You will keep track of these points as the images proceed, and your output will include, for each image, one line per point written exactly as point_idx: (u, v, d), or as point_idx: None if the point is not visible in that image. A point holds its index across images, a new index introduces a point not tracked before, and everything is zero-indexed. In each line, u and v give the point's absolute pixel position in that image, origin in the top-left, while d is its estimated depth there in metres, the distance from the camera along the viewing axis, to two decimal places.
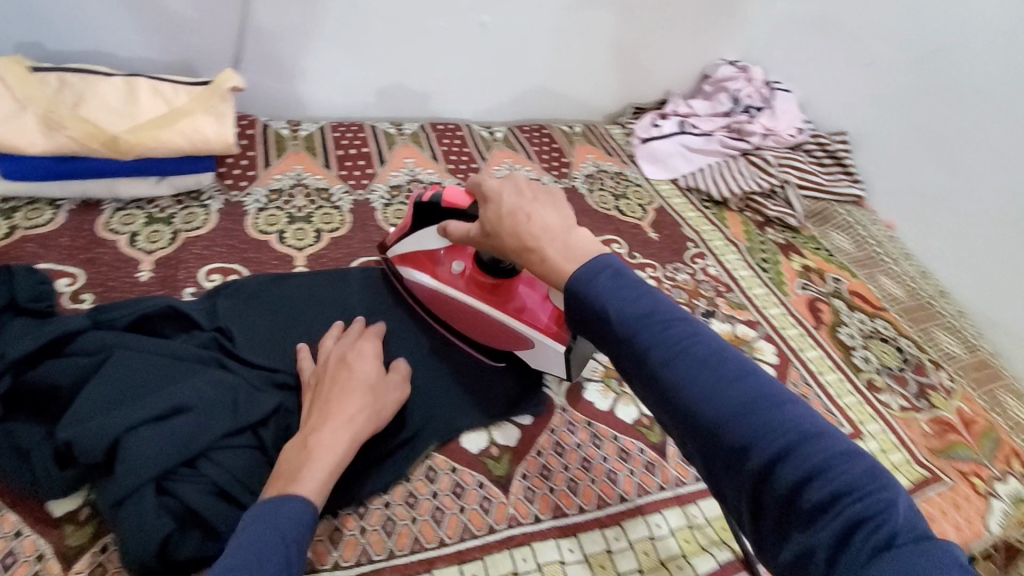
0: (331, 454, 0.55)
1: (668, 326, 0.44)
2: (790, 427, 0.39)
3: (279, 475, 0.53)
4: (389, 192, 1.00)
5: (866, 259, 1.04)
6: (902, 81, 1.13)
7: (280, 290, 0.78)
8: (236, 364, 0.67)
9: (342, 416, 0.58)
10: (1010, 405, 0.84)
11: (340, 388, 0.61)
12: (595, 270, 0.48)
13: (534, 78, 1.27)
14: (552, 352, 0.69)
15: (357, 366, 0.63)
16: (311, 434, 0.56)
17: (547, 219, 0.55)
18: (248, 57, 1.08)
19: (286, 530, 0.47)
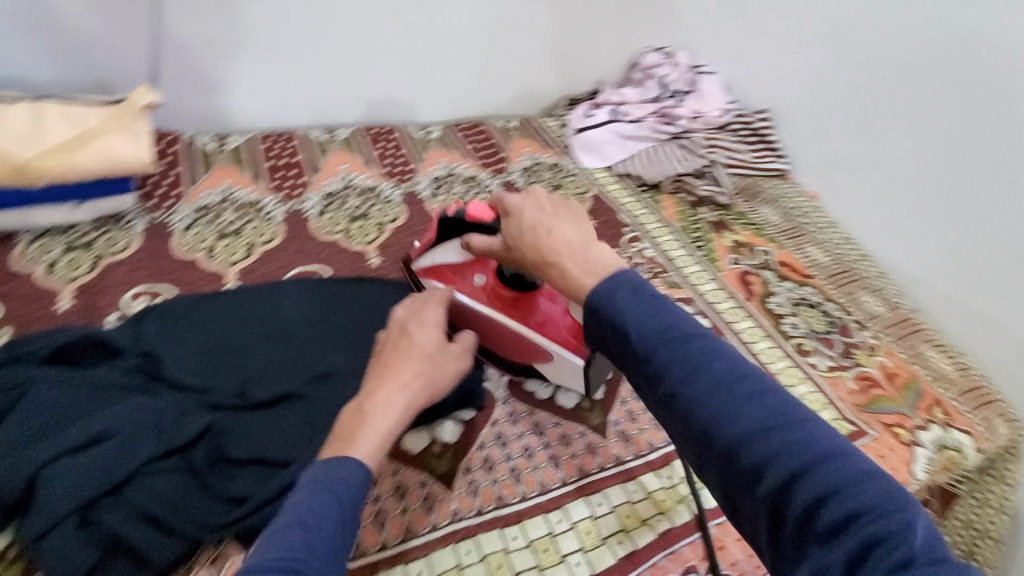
0: (383, 422, 0.55)
1: (687, 343, 0.45)
2: (809, 447, 0.39)
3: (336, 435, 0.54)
4: (323, 199, 0.99)
5: (793, 229, 1.09)
6: (814, 56, 1.17)
7: (210, 308, 0.76)
8: (165, 389, 0.67)
9: (396, 385, 0.58)
10: (931, 357, 0.89)
11: (400, 355, 0.61)
12: (616, 286, 0.49)
13: (467, 77, 1.27)
14: (570, 366, 0.68)
15: (421, 334, 0.63)
16: (366, 399, 0.57)
17: (567, 234, 0.56)
18: (167, 73, 1.05)
19: (340, 493, 0.47)
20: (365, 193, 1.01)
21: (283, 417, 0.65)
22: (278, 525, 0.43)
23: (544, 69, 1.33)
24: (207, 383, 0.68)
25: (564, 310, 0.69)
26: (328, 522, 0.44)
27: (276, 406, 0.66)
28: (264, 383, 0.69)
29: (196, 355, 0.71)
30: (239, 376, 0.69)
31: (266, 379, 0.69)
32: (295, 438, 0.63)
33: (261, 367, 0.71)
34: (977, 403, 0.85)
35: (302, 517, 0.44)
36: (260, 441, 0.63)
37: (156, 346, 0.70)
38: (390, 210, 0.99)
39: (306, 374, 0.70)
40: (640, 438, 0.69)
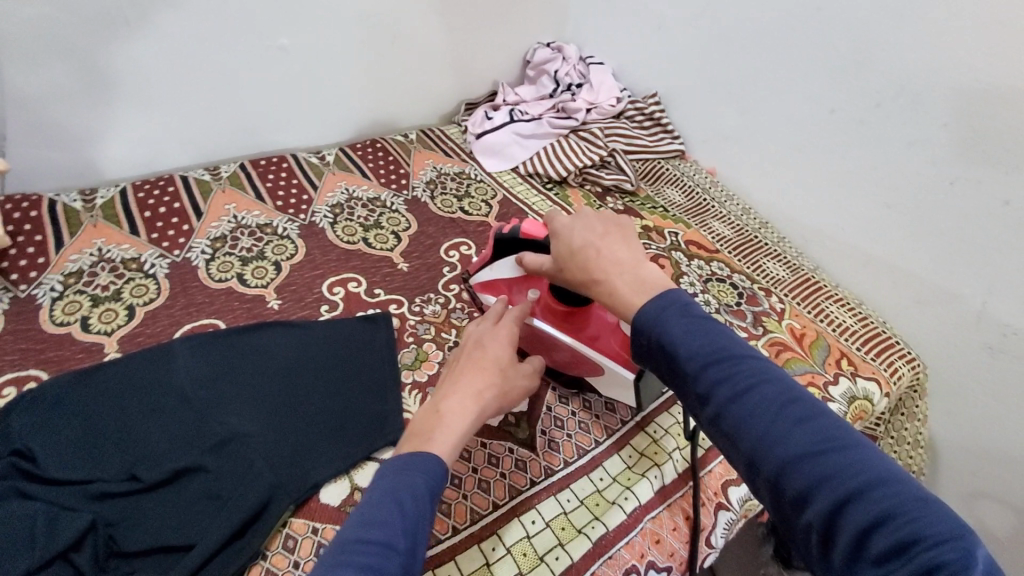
0: (456, 426, 0.57)
1: (737, 363, 0.48)
2: (859, 471, 0.40)
3: (410, 435, 0.56)
4: (211, 244, 0.92)
5: (696, 207, 1.12)
6: (693, 35, 1.20)
7: (87, 387, 0.69)
8: (37, 488, 0.60)
9: (470, 391, 0.60)
10: (831, 310, 0.94)
11: (472, 362, 0.63)
12: (665, 310, 0.52)
13: (356, 95, 1.23)
14: (621, 378, 0.68)
15: (494, 343, 0.65)
16: (443, 400, 0.59)
17: (617, 254, 0.59)
18: (12, 132, 0.94)
19: (416, 487, 0.49)
20: (257, 232, 0.95)
21: (184, 494, 0.60)
22: (359, 515, 0.47)
23: (436, 77, 1.30)
24: (89, 471, 0.61)
25: (615, 323, 0.68)
26: (404, 517, 0.47)
27: (173, 484, 0.61)
28: (156, 459, 0.63)
29: (71, 442, 0.63)
30: (127, 457, 0.63)
31: (158, 455, 0.63)
32: (199, 515, 0.59)
33: (152, 441, 0.64)
34: (880, 351, 0.89)
35: (381, 510, 0.47)
36: (159, 525, 0.58)
37: (20, 440, 0.63)
38: (287, 245, 0.93)
39: (204, 441, 0.64)
40: (568, 445, 0.69)
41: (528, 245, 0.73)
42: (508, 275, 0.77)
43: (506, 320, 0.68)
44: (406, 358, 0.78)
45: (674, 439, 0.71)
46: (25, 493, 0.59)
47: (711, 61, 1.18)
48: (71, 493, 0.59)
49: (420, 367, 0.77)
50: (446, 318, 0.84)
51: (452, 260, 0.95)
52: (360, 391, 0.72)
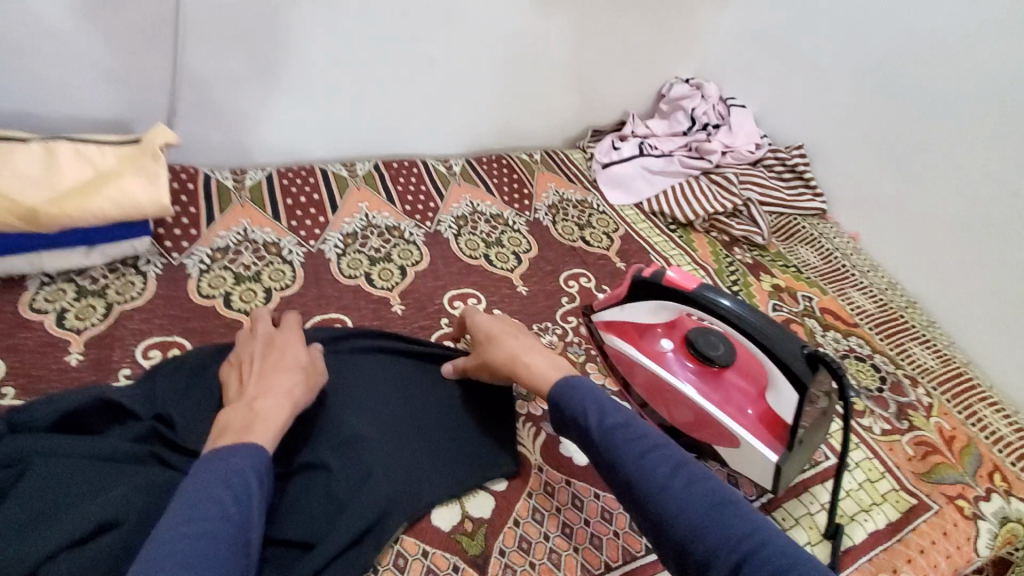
0: (274, 418, 0.58)
1: (642, 438, 0.54)
2: (747, 535, 0.46)
3: (221, 433, 0.55)
4: (343, 240, 0.94)
5: (833, 272, 1.06)
6: (854, 90, 1.12)
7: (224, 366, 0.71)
8: (175, 461, 0.62)
9: (281, 391, 0.61)
10: (983, 413, 0.84)
11: (273, 364, 0.64)
12: (578, 388, 0.59)
13: (490, 109, 1.24)
14: (760, 459, 0.66)
15: (287, 348, 0.67)
16: (253, 399, 0.59)
17: (525, 339, 0.69)
18: (183, 109, 1.01)
19: (245, 475, 0.51)
20: (386, 234, 0.97)
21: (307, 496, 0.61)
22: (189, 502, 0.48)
23: (569, 100, 1.29)
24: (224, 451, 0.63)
25: (758, 392, 0.69)
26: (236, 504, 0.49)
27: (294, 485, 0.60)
28: (282, 451, 0.64)
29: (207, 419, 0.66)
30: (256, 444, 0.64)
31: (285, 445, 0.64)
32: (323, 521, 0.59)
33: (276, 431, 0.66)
34: None
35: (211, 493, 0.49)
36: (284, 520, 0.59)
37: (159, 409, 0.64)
38: (412, 251, 0.95)
39: (328, 438, 0.64)
40: None
41: (673, 294, 0.70)
42: (643, 317, 0.74)
43: (293, 329, 0.70)
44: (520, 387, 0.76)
45: (805, 533, 0.67)
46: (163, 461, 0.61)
47: (868, 120, 1.10)
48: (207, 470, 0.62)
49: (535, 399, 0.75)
50: (563, 352, 0.83)
51: (572, 291, 0.93)
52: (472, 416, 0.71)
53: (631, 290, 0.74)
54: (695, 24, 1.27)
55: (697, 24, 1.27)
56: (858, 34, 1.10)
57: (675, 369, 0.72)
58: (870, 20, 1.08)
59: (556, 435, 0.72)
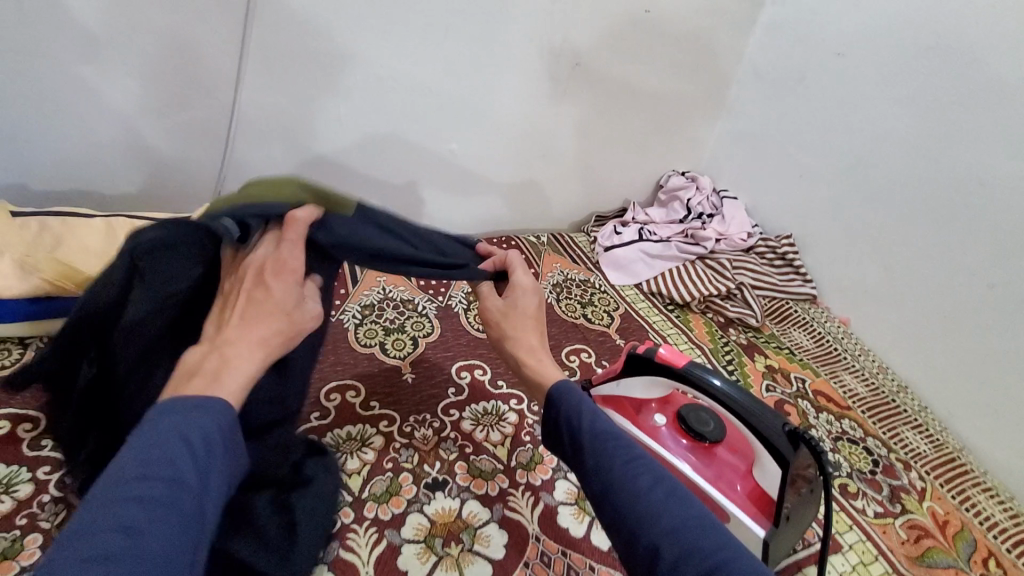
0: (235, 366, 0.50)
1: (630, 454, 0.57)
2: (722, 547, 0.49)
3: (184, 376, 0.50)
4: (361, 310, 1.02)
5: (826, 355, 1.10)
6: (835, 184, 1.21)
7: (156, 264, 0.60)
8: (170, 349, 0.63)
9: (256, 338, 0.53)
10: (977, 499, 0.87)
11: (260, 296, 0.55)
12: (573, 392, 0.65)
13: (502, 197, 1.36)
14: (750, 536, 0.68)
15: (278, 273, 0.57)
16: (223, 347, 0.51)
17: (530, 340, 0.72)
18: (228, 191, 1.12)
19: (207, 429, 0.46)
20: (400, 306, 1.05)
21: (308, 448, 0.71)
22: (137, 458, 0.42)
23: (574, 190, 1.41)
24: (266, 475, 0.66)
25: (746, 469, 0.72)
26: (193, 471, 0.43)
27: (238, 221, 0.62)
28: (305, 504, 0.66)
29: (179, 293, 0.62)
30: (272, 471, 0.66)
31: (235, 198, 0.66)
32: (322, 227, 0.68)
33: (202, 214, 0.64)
34: None
35: (163, 451, 0.42)
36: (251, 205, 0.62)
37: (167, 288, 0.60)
38: (424, 323, 1.02)
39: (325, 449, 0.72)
40: None
41: (666, 370, 0.75)
42: (638, 394, 0.79)
43: (297, 231, 0.61)
44: (522, 457, 0.80)
45: None
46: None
47: (849, 213, 1.19)
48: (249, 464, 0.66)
49: (535, 470, 0.79)
50: None
51: (573, 365, 0.99)
52: (449, 422, 0.83)
53: (627, 367, 0.80)
54: (688, 125, 1.41)
55: (690, 125, 1.41)
56: (834, 137, 1.21)
57: (668, 443, 0.76)
58: (843, 125, 1.19)
59: (554, 505, 0.75)
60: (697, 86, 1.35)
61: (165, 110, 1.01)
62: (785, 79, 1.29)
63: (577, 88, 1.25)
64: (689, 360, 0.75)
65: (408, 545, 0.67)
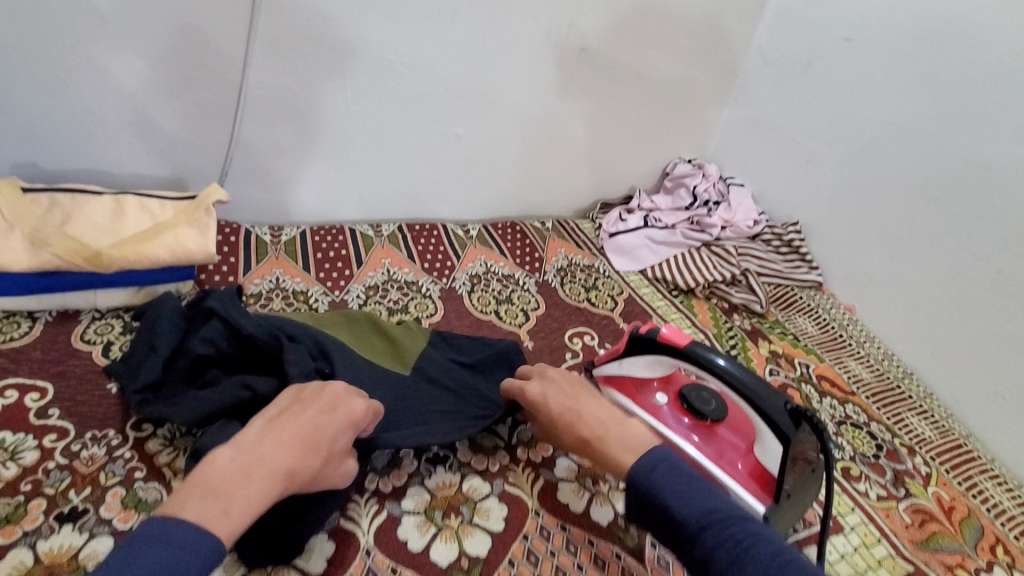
0: (250, 494, 0.51)
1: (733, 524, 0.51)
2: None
3: (205, 487, 0.50)
4: (365, 292, 1.03)
5: (830, 341, 1.10)
6: (841, 172, 1.20)
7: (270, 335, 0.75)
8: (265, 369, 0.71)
9: (282, 470, 0.54)
10: (985, 487, 0.86)
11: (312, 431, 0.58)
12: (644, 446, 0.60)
13: (507, 182, 1.35)
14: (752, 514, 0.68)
15: (334, 422, 0.60)
16: (256, 467, 0.52)
17: (599, 415, 0.66)
18: (233, 172, 1.13)
19: (183, 549, 0.45)
20: (404, 288, 1.05)
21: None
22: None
23: (579, 177, 1.41)
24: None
25: (747, 447, 0.72)
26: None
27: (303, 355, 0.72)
28: None
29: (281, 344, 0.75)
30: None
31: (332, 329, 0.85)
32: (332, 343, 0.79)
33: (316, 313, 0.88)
34: None
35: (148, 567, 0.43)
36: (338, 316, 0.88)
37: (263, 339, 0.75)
38: (427, 304, 1.02)
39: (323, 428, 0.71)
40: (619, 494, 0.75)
41: (666, 349, 0.75)
42: (638, 373, 0.79)
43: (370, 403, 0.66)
44: (521, 435, 0.80)
45: None
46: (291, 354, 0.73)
47: (856, 202, 1.18)
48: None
49: (537, 446, 0.79)
50: None
51: (576, 347, 0.99)
52: None
53: (627, 347, 0.80)
54: (695, 111, 1.39)
55: (697, 111, 1.40)
56: (842, 123, 1.20)
57: (668, 423, 0.76)
58: (852, 111, 1.18)
59: (554, 480, 0.75)
60: (704, 73, 1.34)
61: (173, 92, 1.01)
62: (793, 66, 1.28)
63: (582, 73, 1.24)
64: (691, 339, 0.75)
65: (408, 516, 0.68)
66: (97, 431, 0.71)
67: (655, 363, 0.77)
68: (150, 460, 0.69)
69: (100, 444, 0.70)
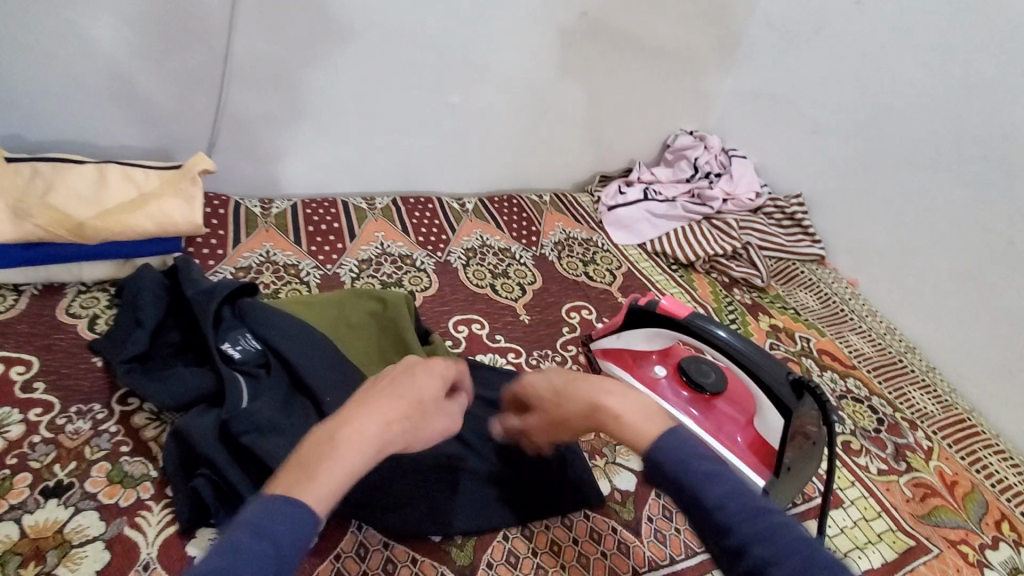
0: (347, 453, 0.45)
1: (768, 514, 0.43)
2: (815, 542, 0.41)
3: (297, 457, 0.45)
4: (357, 266, 1.01)
5: (832, 315, 1.08)
6: (847, 143, 1.17)
7: (262, 318, 0.74)
8: (246, 355, 0.71)
9: (377, 424, 0.48)
10: (989, 462, 0.85)
11: (400, 387, 0.53)
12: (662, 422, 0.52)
13: (504, 155, 1.32)
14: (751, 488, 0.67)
15: (423, 378, 0.55)
16: (342, 426, 0.47)
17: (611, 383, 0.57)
18: (221, 142, 1.09)
19: (278, 520, 0.40)
20: (398, 262, 1.03)
21: (296, 402, 0.68)
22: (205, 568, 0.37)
23: (578, 149, 1.37)
24: (257, 418, 0.63)
25: (747, 420, 0.71)
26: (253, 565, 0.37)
27: (284, 348, 0.71)
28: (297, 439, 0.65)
29: (268, 330, 0.73)
30: (264, 412, 0.63)
31: (342, 339, 0.77)
32: (322, 344, 0.74)
33: (335, 308, 0.80)
34: None
35: (240, 541, 0.38)
36: (377, 296, 0.81)
37: (255, 323, 0.74)
38: (422, 278, 1.00)
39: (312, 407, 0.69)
40: (615, 469, 0.74)
41: (667, 321, 0.73)
42: (637, 345, 0.78)
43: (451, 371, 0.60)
44: None
45: None
46: (292, 369, 0.70)
47: (861, 174, 1.16)
48: (237, 411, 0.62)
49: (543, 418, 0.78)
50: None
51: (573, 321, 0.97)
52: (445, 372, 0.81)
53: (626, 320, 0.79)
54: (698, 80, 1.35)
55: (701, 80, 1.35)
56: (850, 92, 1.16)
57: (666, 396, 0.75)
58: (862, 78, 1.14)
59: None
60: (709, 40, 1.30)
61: (157, 58, 0.97)
62: (800, 31, 1.23)
63: (584, 40, 1.20)
64: (694, 312, 0.72)
65: None
66: (82, 405, 0.70)
67: (655, 335, 0.75)
68: (137, 434, 0.68)
69: (85, 418, 0.68)
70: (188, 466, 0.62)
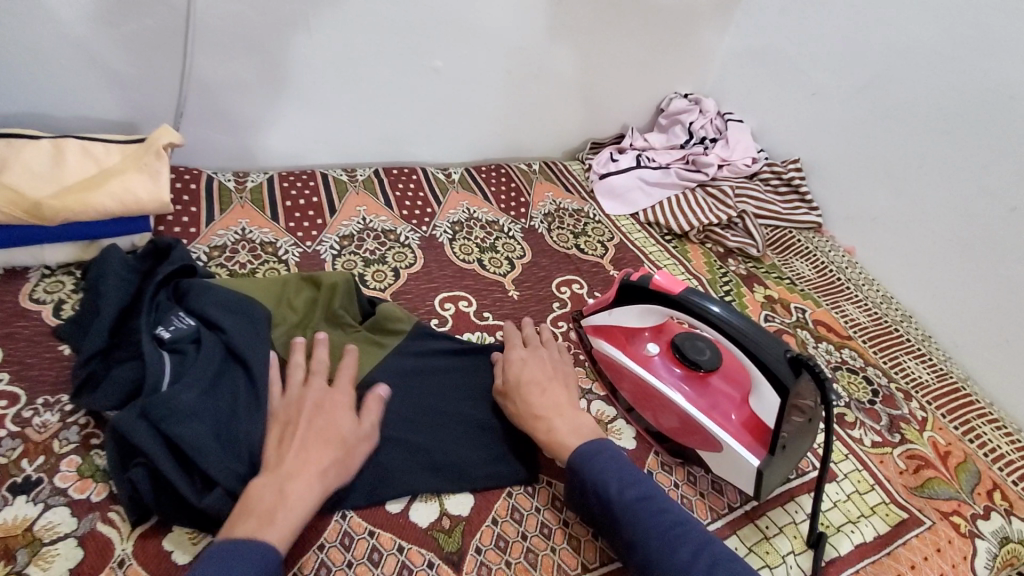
0: (296, 488, 0.55)
1: (664, 515, 0.57)
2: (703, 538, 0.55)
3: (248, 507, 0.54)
4: (339, 242, 0.96)
5: (828, 285, 1.06)
6: (847, 104, 1.13)
7: (197, 299, 0.71)
8: (176, 335, 0.67)
9: (315, 469, 0.57)
10: (983, 432, 0.84)
11: (317, 415, 0.61)
12: (596, 449, 0.62)
13: (491, 122, 1.26)
14: (746, 467, 0.65)
15: (334, 407, 0.63)
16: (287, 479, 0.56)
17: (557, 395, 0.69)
18: (190, 112, 1.03)
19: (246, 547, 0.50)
20: (381, 237, 0.99)
21: (226, 377, 0.65)
22: None
23: (568, 115, 1.31)
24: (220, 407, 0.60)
25: (742, 398, 0.69)
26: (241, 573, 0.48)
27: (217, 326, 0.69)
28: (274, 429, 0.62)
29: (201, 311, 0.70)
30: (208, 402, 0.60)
31: (279, 315, 0.75)
32: (255, 322, 0.71)
33: (278, 286, 0.78)
34: None
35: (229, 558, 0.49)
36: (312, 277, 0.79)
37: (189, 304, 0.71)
38: (406, 254, 0.96)
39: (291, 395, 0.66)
40: None
41: (658, 297, 0.71)
42: (629, 321, 0.76)
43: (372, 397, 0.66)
44: None
45: (789, 542, 0.66)
46: (227, 344, 0.67)
47: (860, 138, 1.12)
48: (160, 397, 0.58)
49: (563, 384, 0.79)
50: None
51: (564, 296, 0.94)
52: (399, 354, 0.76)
53: (617, 296, 0.76)
54: (694, 39, 1.29)
55: (697, 39, 1.29)
56: (851, 51, 1.11)
57: (658, 373, 0.73)
58: (865, 36, 1.08)
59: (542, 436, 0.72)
60: None
61: (112, 21, 0.90)
62: None
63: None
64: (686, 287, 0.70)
65: None
66: (49, 397, 0.66)
67: (647, 310, 0.73)
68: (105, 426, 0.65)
69: (53, 410, 0.65)
70: (125, 458, 0.59)
